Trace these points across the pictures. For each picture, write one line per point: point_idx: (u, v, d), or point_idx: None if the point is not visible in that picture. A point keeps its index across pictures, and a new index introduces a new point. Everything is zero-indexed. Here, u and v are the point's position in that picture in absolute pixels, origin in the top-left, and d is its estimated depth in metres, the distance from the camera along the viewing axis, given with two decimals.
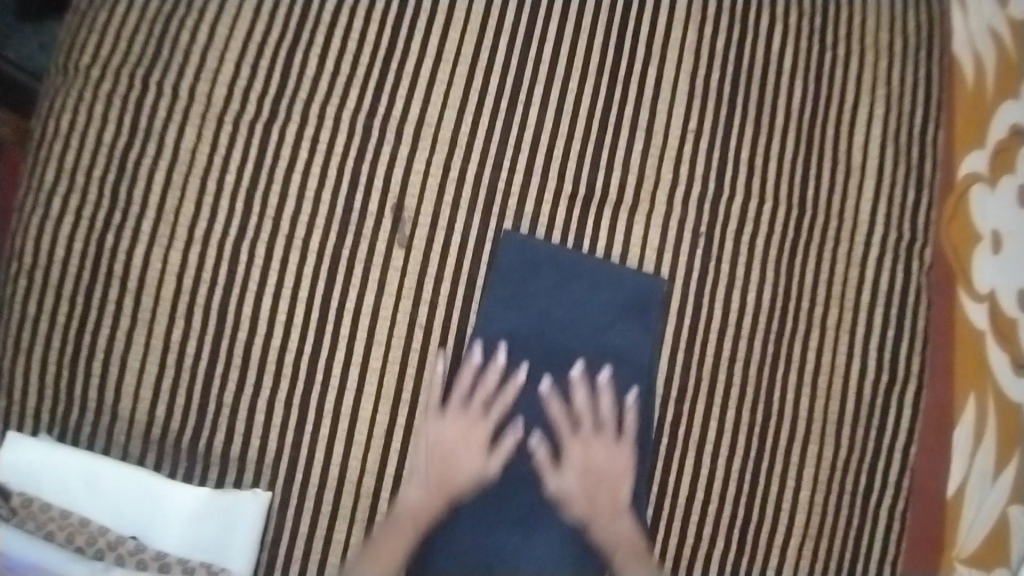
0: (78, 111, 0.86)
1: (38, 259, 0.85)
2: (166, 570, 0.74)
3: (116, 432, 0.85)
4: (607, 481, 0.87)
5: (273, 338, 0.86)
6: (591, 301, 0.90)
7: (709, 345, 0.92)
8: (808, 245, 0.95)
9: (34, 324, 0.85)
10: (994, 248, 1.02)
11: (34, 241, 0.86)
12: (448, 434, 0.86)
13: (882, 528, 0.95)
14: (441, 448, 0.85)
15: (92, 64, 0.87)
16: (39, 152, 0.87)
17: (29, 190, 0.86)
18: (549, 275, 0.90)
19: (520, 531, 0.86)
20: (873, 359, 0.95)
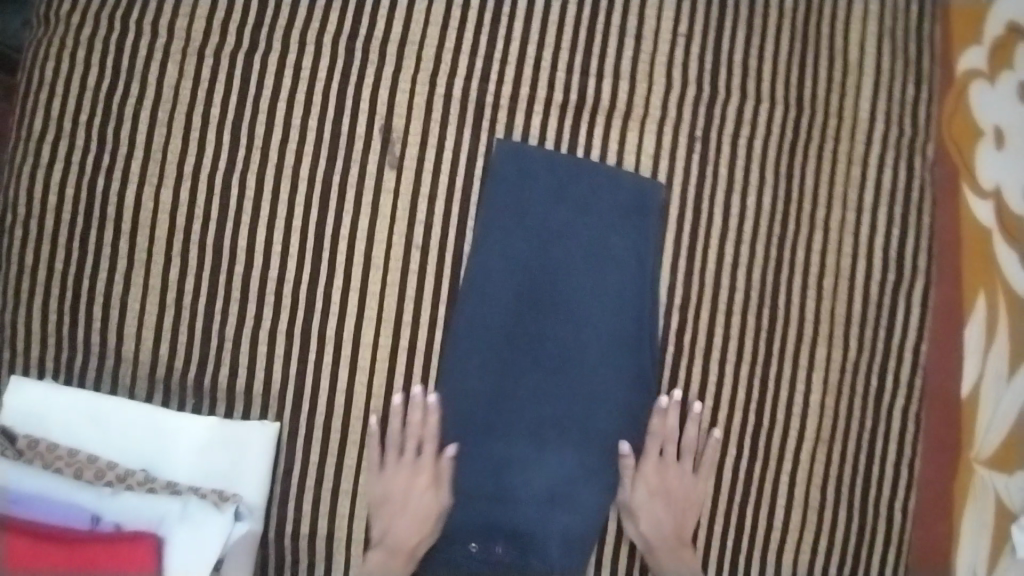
0: (60, 57, 0.85)
1: (30, 209, 0.84)
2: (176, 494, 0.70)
3: (121, 375, 0.85)
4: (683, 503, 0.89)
5: (271, 269, 0.85)
6: (590, 205, 0.89)
7: (711, 252, 0.92)
8: (807, 147, 0.93)
9: (32, 273, 0.84)
10: (998, 143, 0.99)
11: (25, 189, 0.84)
12: (395, 490, 0.84)
13: (896, 430, 0.95)
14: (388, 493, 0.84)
15: (71, 9, 0.85)
16: (26, 104, 0.85)
17: (17, 142, 0.85)
18: (545, 181, 0.88)
19: (531, 445, 0.87)
20: (878, 259, 0.94)
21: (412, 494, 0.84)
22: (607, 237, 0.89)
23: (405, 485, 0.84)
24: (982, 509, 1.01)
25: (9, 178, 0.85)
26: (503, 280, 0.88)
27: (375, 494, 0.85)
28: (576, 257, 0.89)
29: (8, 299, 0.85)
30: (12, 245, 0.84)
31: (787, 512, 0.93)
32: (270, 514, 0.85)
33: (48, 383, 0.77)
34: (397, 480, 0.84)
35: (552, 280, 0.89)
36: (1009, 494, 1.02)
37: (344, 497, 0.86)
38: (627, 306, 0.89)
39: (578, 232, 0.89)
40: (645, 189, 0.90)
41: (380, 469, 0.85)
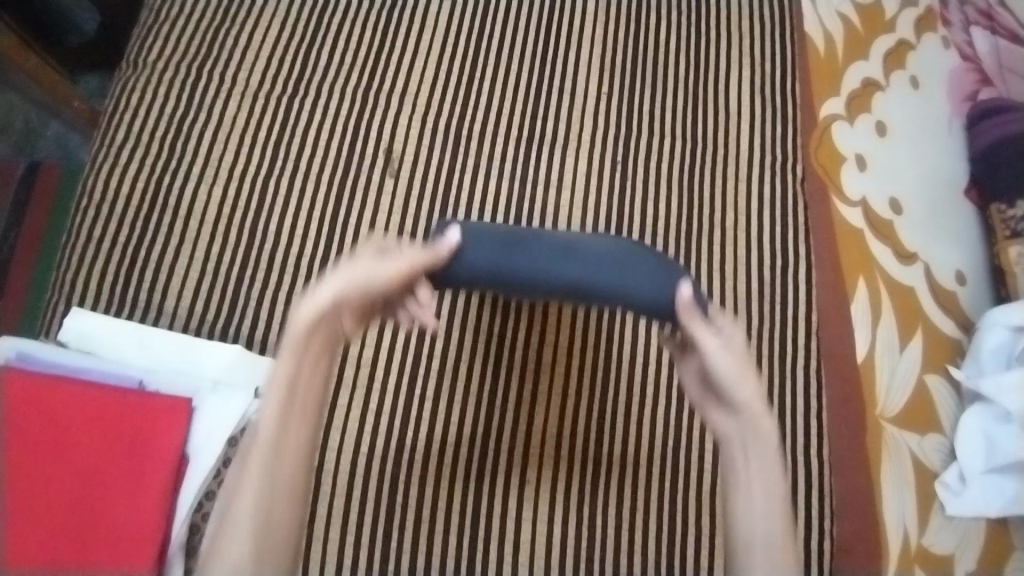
0: (148, 95, 1.19)
1: (107, 196, 1.13)
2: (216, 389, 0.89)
3: (160, 324, 1.07)
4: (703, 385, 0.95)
5: (292, 246, 1.12)
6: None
7: (634, 239, 1.18)
8: (702, 165, 1.23)
9: (97, 243, 1.10)
10: (860, 166, 1.30)
11: (104, 183, 1.13)
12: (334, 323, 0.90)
13: (802, 385, 1.12)
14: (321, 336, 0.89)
15: (163, 65, 1.21)
16: (113, 127, 1.17)
17: (103, 150, 1.15)
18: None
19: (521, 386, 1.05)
20: (767, 244, 1.19)
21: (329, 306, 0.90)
22: (575, 213, 0.97)
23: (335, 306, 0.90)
24: (900, 464, 1.13)
25: (93, 174, 1.14)
26: (483, 235, 0.90)
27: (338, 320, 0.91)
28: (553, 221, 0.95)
29: (74, 262, 1.09)
30: (85, 224, 1.11)
31: (715, 456, 1.06)
32: None
33: (105, 316, 0.99)
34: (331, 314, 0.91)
35: (534, 227, 0.90)
36: (925, 454, 1.15)
37: (336, 431, 1.04)
38: (615, 246, 0.89)
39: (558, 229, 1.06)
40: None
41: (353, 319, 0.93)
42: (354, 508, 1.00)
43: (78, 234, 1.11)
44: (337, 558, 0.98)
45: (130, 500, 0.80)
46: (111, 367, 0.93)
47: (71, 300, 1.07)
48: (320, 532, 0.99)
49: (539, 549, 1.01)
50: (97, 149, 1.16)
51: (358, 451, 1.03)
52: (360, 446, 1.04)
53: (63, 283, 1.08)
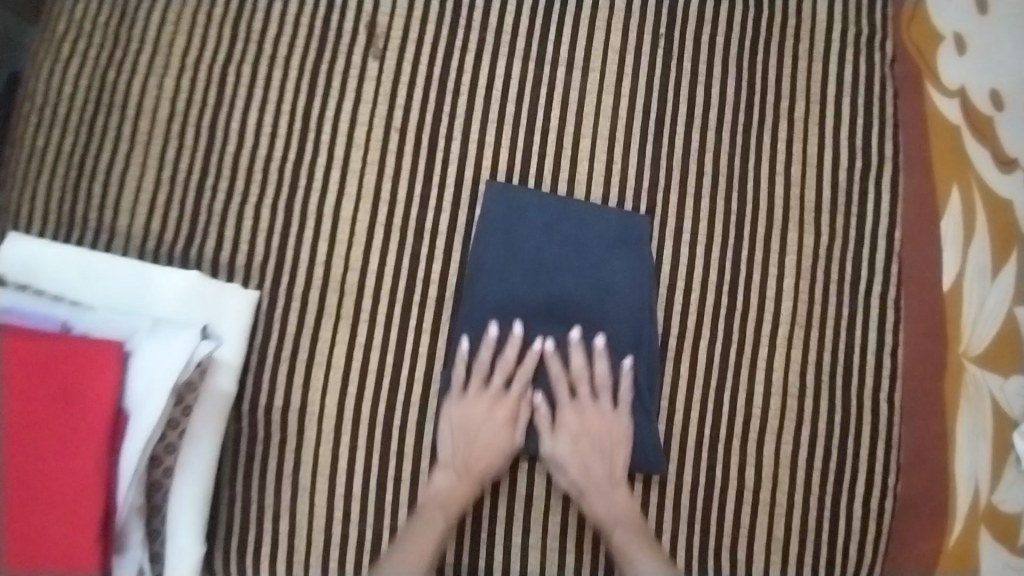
0: None
1: (50, 97, 0.92)
2: (156, 329, 0.71)
3: (113, 245, 0.89)
4: (606, 445, 0.88)
5: (259, 148, 0.91)
6: (580, 242, 0.91)
7: (679, 135, 0.95)
8: (769, 46, 0.98)
9: (39, 154, 0.91)
10: (958, 50, 1.02)
11: (47, 82, 0.92)
12: (470, 420, 0.86)
13: (876, 317, 0.93)
14: (458, 452, 0.86)
15: None
16: (52, 12, 0.95)
17: (46, 42, 0.94)
18: (534, 218, 0.91)
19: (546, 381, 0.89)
20: (846, 145, 0.96)
21: (478, 431, 0.86)
22: (601, 275, 0.91)
23: (480, 420, 0.87)
24: (977, 411, 0.97)
25: (37, 71, 0.93)
26: (501, 314, 0.89)
27: (458, 426, 0.87)
28: (576, 285, 0.91)
29: (18, 179, 0.91)
30: (26, 132, 0.91)
31: (764, 399, 0.92)
32: (244, 383, 0.87)
33: (44, 240, 0.81)
34: (476, 411, 0.87)
35: (548, 313, 0.90)
36: (1006, 399, 0.98)
37: (319, 368, 0.88)
38: (616, 326, 0.91)
39: (573, 256, 0.91)
40: (632, 224, 0.92)
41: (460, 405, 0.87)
42: (344, 455, 0.88)
43: (20, 145, 0.91)
44: (328, 509, 0.88)
45: (65, 459, 0.66)
46: (31, 302, 0.73)
47: (15, 222, 0.90)
48: (308, 480, 0.88)
49: (553, 501, 0.90)
50: (39, 40, 0.95)
51: (346, 392, 0.88)
52: (348, 385, 0.88)
53: (8, 203, 0.91)
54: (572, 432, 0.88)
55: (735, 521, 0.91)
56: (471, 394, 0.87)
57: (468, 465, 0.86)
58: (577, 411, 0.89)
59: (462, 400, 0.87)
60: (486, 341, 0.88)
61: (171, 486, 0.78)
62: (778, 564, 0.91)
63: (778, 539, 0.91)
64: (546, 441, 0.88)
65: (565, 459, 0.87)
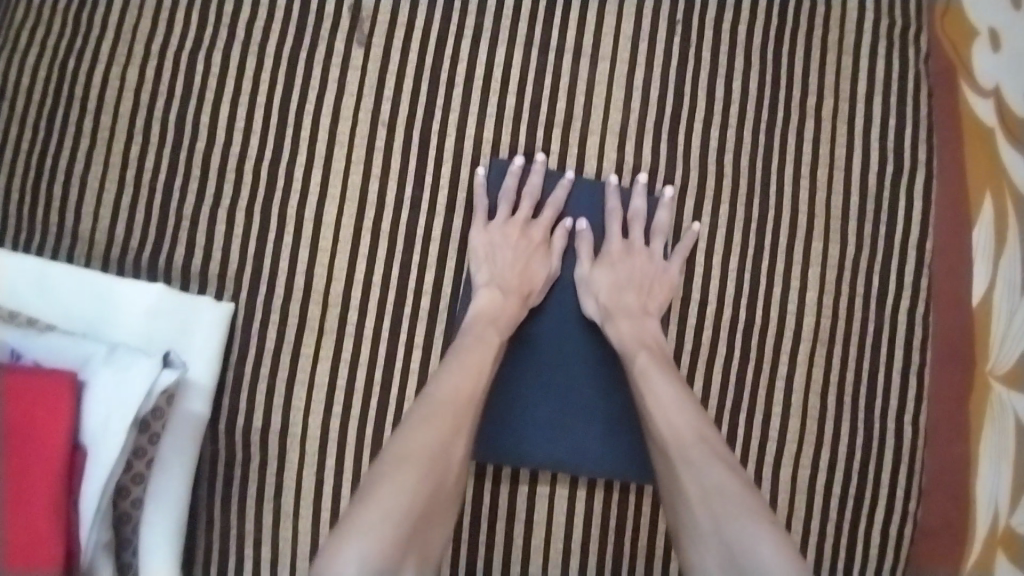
0: None
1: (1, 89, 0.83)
2: (113, 357, 0.64)
3: (76, 253, 0.82)
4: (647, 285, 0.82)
5: (234, 147, 0.83)
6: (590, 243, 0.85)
7: (696, 135, 0.87)
8: (794, 38, 0.89)
9: None
10: (993, 46, 0.94)
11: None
12: (501, 243, 0.81)
13: (901, 333, 0.87)
14: (493, 273, 0.80)
15: None
16: None
17: None
18: (542, 216, 0.83)
19: (549, 393, 0.83)
20: (875, 148, 0.89)
21: (518, 255, 0.80)
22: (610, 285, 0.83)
23: (514, 248, 0.81)
24: (1004, 432, 0.91)
25: None
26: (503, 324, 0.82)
27: (484, 253, 0.81)
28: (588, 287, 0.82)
29: None
30: None
31: (782, 421, 0.86)
32: (222, 403, 0.81)
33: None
34: (508, 234, 0.81)
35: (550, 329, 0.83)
36: None
37: (301, 387, 0.81)
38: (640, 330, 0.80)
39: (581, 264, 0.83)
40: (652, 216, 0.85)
41: (487, 224, 0.82)
42: (330, 480, 0.81)
43: None
44: (312, 539, 0.81)
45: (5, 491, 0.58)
46: None
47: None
48: (291, 506, 0.81)
49: (555, 528, 0.84)
50: None
51: (332, 413, 0.81)
52: (334, 406, 0.81)
53: None
54: (612, 261, 0.82)
55: None
56: (496, 223, 0.82)
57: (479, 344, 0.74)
58: (625, 246, 0.83)
59: (489, 225, 0.82)
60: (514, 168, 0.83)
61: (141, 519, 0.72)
62: None
63: None
64: (584, 264, 0.82)
65: (599, 283, 0.81)
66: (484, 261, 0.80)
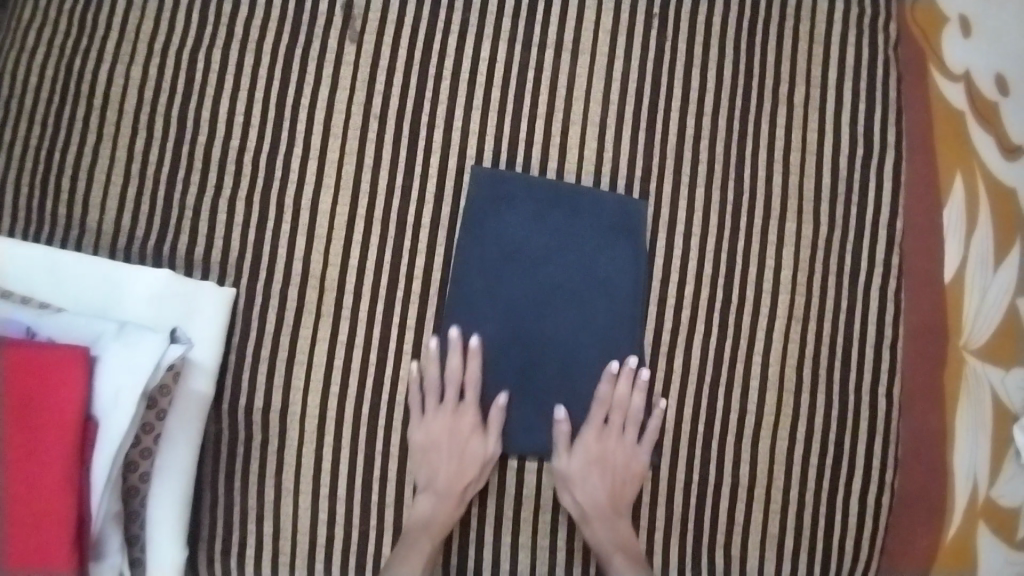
0: None
1: (11, 88, 0.88)
2: (122, 334, 0.68)
3: (84, 242, 0.86)
4: (616, 460, 0.86)
5: (232, 140, 0.87)
6: (570, 229, 0.87)
7: (673, 121, 0.90)
8: (766, 27, 0.93)
9: (4, 149, 0.87)
10: (962, 32, 0.98)
11: (7, 73, 0.88)
12: (438, 442, 0.84)
13: (875, 309, 0.91)
14: (435, 477, 0.84)
15: None
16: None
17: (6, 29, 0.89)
18: (522, 205, 0.87)
19: (542, 378, 0.86)
20: (845, 132, 0.92)
21: (455, 437, 0.84)
22: (594, 267, 0.87)
23: (448, 429, 0.84)
24: (978, 404, 0.94)
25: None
26: (490, 307, 0.85)
27: (424, 443, 0.84)
28: (567, 275, 0.87)
29: None
30: None
31: (761, 395, 0.89)
32: (223, 383, 0.84)
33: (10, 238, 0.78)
34: (440, 425, 0.84)
35: (538, 311, 0.86)
36: (1006, 392, 0.96)
37: (299, 367, 0.85)
38: (609, 311, 0.87)
39: (566, 249, 0.87)
40: (628, 206, 0.88)
41: (422, 415, 0.85)
42: (328, 456, 0.85)
43: None
44: (311, 512, 0.85)
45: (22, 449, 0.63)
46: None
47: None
48: (292, 481, 0.85)
49: (543, 502, 0.87)
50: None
51: (329, 391, 0.85)
52: (330, 384, 0.85)
53: None
54: (590, 464, 0.85)
55: (729, 518, 0.89)
56: (430, 413, 0.84)
57: (449, 483, 0.83)
58: (599, 433, 0.86)
59: (424, 417, 0.84)
60: (455, 346, 0.84)
61: (148, 492, 0.76)
62: (772, 562, 0.89)
63: (772, 537, 0.89)
64: (558, 459, 0.85)
65: (575, 480, 0.85)
66: (425, 453, 0.84)
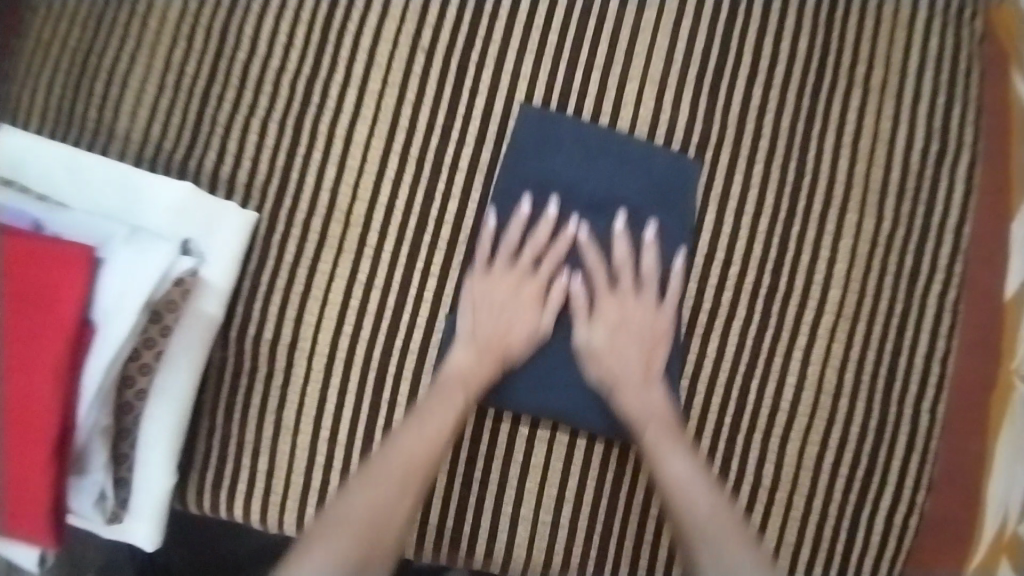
0: None
1: None
2: (132, 239, 0.66)
3: (112, 150, 0.83)
4: (641, 336, 0.81)
5: (272, 58, 0.83)
6: (613, 190, 0.82)
7: (737, 91, 0.84)
8: (849, 4, 0.86)
9: (48, 47, 0.85)
10: None
11: None
12: (495, 296, 0.80)
13: (930, 317, 0.85)
14: (480, 332, 0.80)
15: None
16: None
17: None
18: (565, 160, 0.82)
19: (565, 340, 0.82)
20: (922, 125, 0.85)
21: (512, 305, 0.80)
22: (634, 234, 0.82)
23: (511, 289, 0.80)
24: None
25: None
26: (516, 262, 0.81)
27: (479, 296, 0.80)
28: (604, 237, 0.82)
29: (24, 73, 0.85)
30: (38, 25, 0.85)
31: (796, 393, 0.84)
32: (235, 309, 0.81)
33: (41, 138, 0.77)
34: (504, 282, 0.80)
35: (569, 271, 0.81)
36: None
37: (314, 302, 0.81)
38: (645, 278, 0.82)
39: (605, 210, 0.82)
40: (676, 173, 0.82)
41: (487, 265, 0.81)
42: (332, 398, 0.81)
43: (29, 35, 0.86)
44: (309, 454, 0.82)
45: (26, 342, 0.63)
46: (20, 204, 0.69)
47: (20, 119, 0.85)
48: (293, 420, 0.82)
49: (550, 476, 0.82)
50: None
51: (340, 333, 0.81)
52: (343, 324, 0.81)
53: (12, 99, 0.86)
54: (610, 326, 0.81)
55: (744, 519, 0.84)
56: (497, 267, 0.81)
57: (491, 344, 0.80)
58: (619, 299, 0.81)
59: (489, 271, 0.81)
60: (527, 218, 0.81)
61: (141, 411, 0.73)
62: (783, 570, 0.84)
63: (788, 544, 0.84)
64: (580, 332, 0.81)
65: (600, 348, 0.81)
66: (477, 311, 0.80)
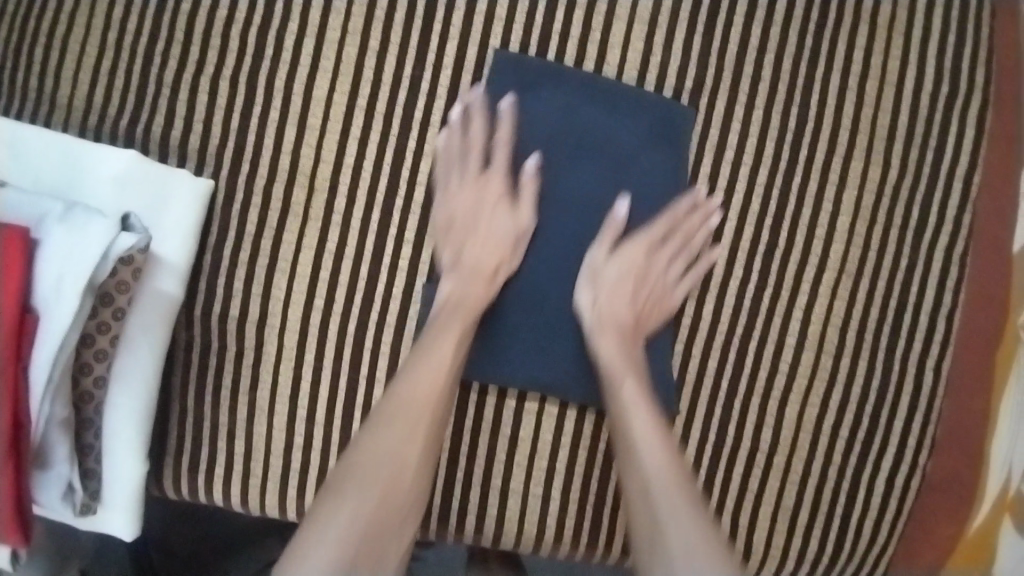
0: None
1: None
2: (68, 216, 0.62)
3: (54, 119, 0.76)
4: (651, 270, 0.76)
5: (220, 9, 0.75)
6: (600, 142, 0.76)
7: (733, 32, 0.78)
8: None
9: None
10: None
11: None
12: (468, 205, 0.75)
13: (937, 270, 0.80)
14: (460, 249, 0.75)
15: None
16: None
17: None
18: (547, 111, 0.76)
19: (552, 307, 0.77)
20: (932, 63, 0.79)
21: (484, 206, 0.75)
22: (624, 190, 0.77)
23: (478, 194, 0.75)
24: None
25: None
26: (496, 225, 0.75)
27: (451, 202, 0.75)
28: (592, 195, 0.76)
29: None
30: None
31: (795, 354, 0.80)
32: (198, 285, 0.76)
33: None
34: (472, 185, 0.75)
35: (556, 232, 0.76)
36: None
37: (281, 275, 0.76)
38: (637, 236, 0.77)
39: (593, 165, 0.76)
40: (668, 122, 0.77)
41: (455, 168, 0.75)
42: (307, 376, 0.77)
43: None
44: (286, 436, 0.78)
45: None
46: None
47: None
48: (267, 400, 0.77)
49: (540, 448, 0.79)
50: None
51: (311, 307, 0.76)
52: (314, 297, 0.76)
53: None
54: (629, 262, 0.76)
55: (742, 485, 0.81)
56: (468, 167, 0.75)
57: (472, 258, 0.74)
58: (648, 247, 0.77)
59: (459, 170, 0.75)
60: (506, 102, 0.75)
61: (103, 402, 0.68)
62: (781, 535, 0.82)
63: (787, 508, 0.82)
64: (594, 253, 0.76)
65: (608, 276, 0.75)
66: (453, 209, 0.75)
